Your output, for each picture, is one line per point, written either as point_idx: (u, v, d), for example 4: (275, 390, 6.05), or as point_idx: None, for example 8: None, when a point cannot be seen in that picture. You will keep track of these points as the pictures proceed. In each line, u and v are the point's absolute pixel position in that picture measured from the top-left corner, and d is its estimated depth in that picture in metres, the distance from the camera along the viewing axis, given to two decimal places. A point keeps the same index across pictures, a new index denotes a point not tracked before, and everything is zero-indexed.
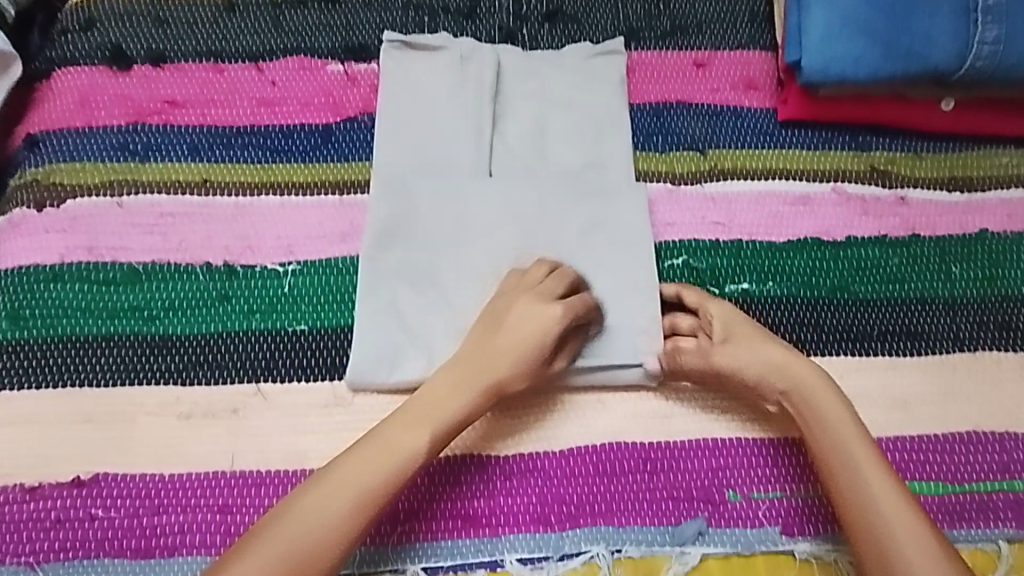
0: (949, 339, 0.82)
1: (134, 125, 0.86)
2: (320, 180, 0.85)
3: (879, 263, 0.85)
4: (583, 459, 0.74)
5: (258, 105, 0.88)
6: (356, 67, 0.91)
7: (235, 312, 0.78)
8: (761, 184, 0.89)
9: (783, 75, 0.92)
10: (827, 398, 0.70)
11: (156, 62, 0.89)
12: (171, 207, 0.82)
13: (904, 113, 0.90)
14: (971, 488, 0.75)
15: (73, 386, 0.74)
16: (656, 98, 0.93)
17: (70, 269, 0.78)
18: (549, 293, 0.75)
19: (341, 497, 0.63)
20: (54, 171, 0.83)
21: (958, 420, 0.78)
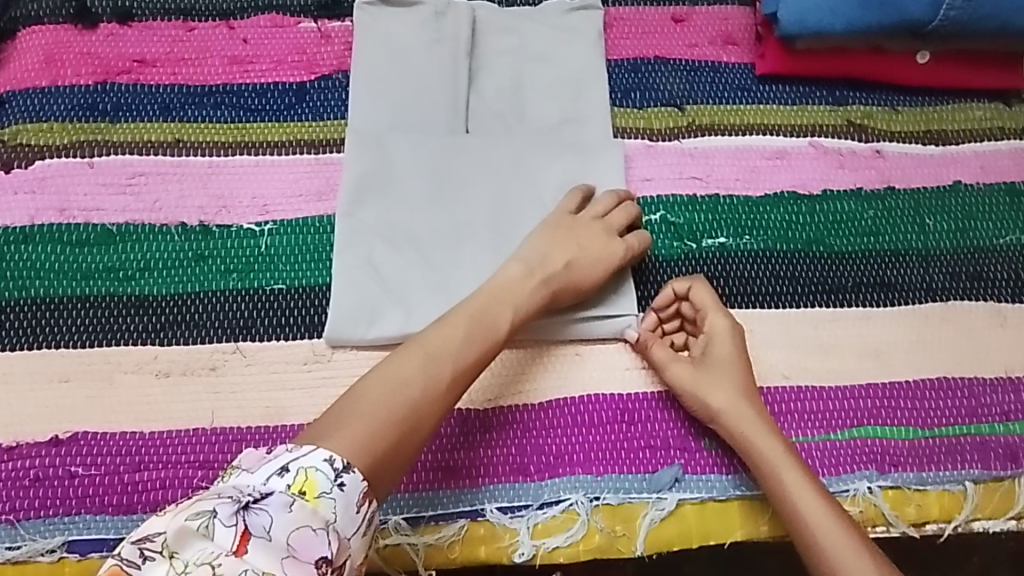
0: (921, 289, 0.83)
1: (102, 84, 0.84)
2: (295, 138, 0.84)
3: (854, 216, 0.86)
4: (562, 411, 0.74)
5: (230, 63, 0.87)
6: (330, 25, 0.90)
7: (211, 272, 0.77)
8: (739, 139, 0.89)
9: (761, 29, 0.91)
10: (755, 427, 0.71)
11: (123, 19, 0.87)
12: (144, 167, 0.81)
13: (881, 67, 0.90)
14: (940, 433, 0.77)
15: (49, 346, 0.73)
16: (634, 54, 0.92)
17: (42, 230, 0.77)
18: (534, 255, 0.75)
19: (404, 401, 0.64)
20: (22, 131, 0.81)
21: (929, 367, 0.80)
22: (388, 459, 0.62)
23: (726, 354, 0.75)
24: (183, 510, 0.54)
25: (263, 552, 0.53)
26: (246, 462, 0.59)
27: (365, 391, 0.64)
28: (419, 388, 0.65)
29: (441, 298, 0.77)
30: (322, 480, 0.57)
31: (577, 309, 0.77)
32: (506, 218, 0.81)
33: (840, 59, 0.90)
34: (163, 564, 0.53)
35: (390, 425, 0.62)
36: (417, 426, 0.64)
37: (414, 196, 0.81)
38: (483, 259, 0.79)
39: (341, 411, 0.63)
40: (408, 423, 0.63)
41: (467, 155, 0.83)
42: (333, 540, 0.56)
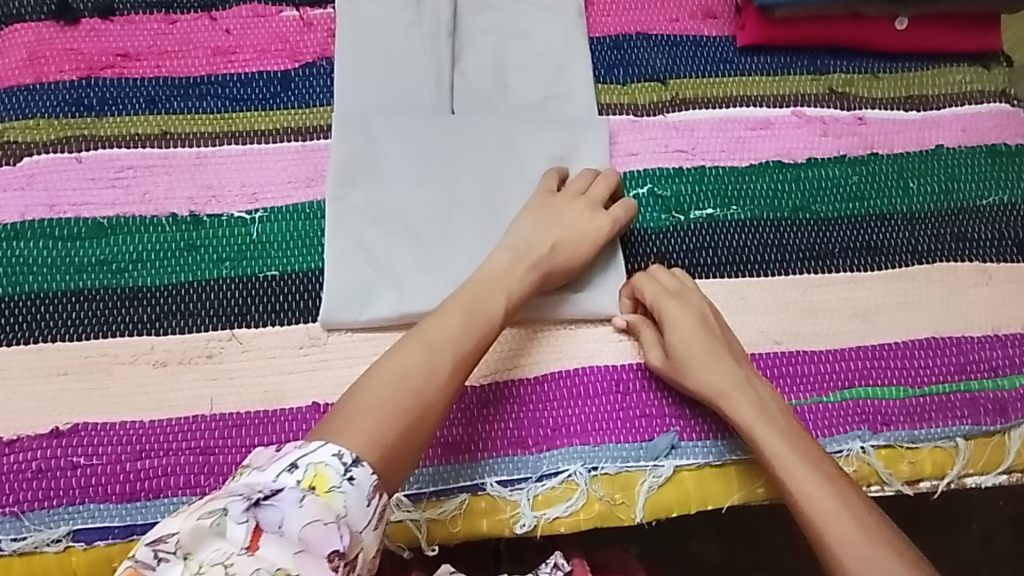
0: (908, 252, 0.84)
1: (86, 79, 0.84)
2: (282, 126, 0.84)
3: (839, 182, 0.87)
4: (557, 383, 0.75)
5: (214, 54, 0.87)
6: (312, 12, 0.90)
7: (204, 261, 0.78)
8: (722, 111, 0.90)
9: (741, 1, 0.92)
10: (755, 413, 0.70)
11: (104, 14, 0.87)
12: (131, 160, 0.81)
13: (861, 33, 0.91)
14: (931, 391, 0.78)
15: (45, 340, 0.73)
16: (616, 30, 0.93)
17: (32, 226, 0.77)
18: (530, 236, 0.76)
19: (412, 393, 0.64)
20: (8, 129, 0.81)
21: (917, 327, 0.81)
22: (399, 452, 0.62)
23: (703, 341, 0.73)
24: (196, 510, 0.53)
25: (277, 546, 0.52)
26: (254, 462, 0.58)
27: (369, 387, 0.64)
28: (423, 379, 0.65)
29: (434, 277, 0.77)
30: (332, 474, 0.57)
31: (570, 285, 0.78)
32: (495, 196, 0.82)
33: (820, 27, 0.90)
34: (178, 564, 0.50)
35: (398, 418, 0.62)
36: (425, 417, 0.64)
37: (403, 179, 0.81)
38: (474, 238, 0.80)
39: (348, 409, 0.62)
40: (417, 415, 0.64)
41: (454, 136, 0.83)
42: (346, 534, 0.55)
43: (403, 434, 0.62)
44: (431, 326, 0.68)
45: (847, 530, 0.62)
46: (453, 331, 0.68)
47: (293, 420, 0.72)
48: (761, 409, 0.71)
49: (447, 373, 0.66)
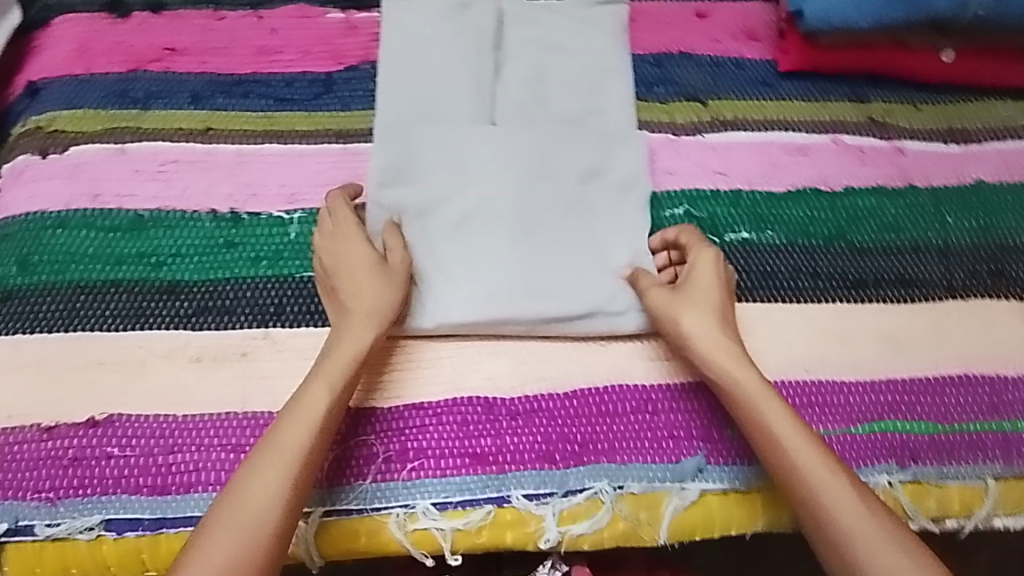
0: (941, 285, 0.84)
1: (133, 72, 0.85)
2: (324, 128, 0.85)
3: (875, 212, 0.87)
4: (586, 400, 0.76)
5: (258, 53, 0.88)
6: (357, 16, 0.91)
7: (242, 259, 0.78)
8: (761, 134, 0.89)
9: (785, 25, 0.92)
10: (765, 397, 0.70)
11: (155, 10, 0.89)
12: (174, 155, 0.82)
13: (905, 63, 0.91)
14: (960, 428, 0.78)
15: (84, 330, 0.74)
16: (657, 48, 0.93)
17: (75, 216, 0.78)
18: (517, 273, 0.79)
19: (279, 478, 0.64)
20: (55, 118, 0.83)
21: (951, 362, 0.81)
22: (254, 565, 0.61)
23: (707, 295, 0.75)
24: None
25: None
26: None
27: (220, 508, 0.63)
28: (275, 485, 0.63)
29: (469, 288, 0.78)
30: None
31: (601, 300, 0.78)
32: (531, 209, 0.82)
33: (864, 55, 0.90)
34: None
35: (251, 534, 0.61)
36: (284, 520, 0.63)
37: (441, 188, 0.82)
38: (509, 250, 0.80)
39: (214, 529, 0.61)
40: (274, 524, 0.62)
41: (493, 146, 0.83)
42: None
43: (256, 548, 0.61)
44: (276, 434, 0.66)
45: (849, 509, 0.65)
46: (299, 432, 0.66)
47: None
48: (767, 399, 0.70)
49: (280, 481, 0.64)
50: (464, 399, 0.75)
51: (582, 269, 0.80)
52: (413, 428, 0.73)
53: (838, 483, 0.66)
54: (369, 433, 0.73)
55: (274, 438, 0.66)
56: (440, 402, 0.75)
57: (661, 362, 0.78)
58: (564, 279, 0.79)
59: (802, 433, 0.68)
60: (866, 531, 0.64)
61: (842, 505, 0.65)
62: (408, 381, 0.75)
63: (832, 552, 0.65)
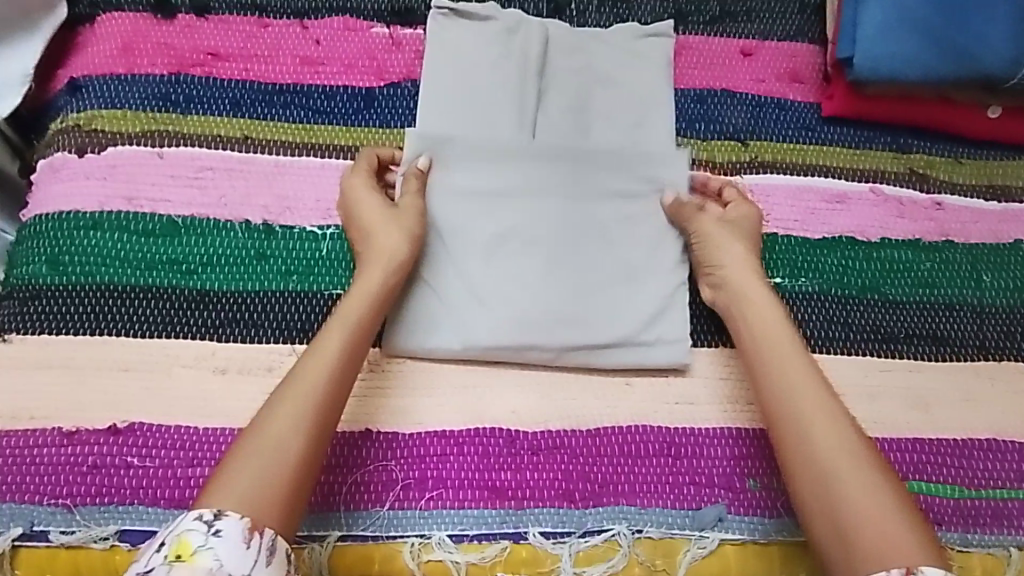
0: (974, 346, 0.83)
1: (175, 75, 0.85)
2: (362, 144, 0.85)
3: (911, 266, 0.86)
4: (609, 439, 0.75)
5: (301, 63, 0.87)
6: (402, 32, 0.90)
7: (272, 272, 0.78)
8: (800, 179, 0.88)
9: (831, 70, 0.91)
10: (788, 355, 0.71)
11: (200, 13, 0.88)
12: (211, 161, 0.81)
13: (949, 117, 0.90)
14: (985, 495, 0.77)
15: (111, 334, 0.74)
16: (700, 84, 0.92)
17: (110, 218, 0.78)
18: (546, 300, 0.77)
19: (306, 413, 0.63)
20: (96, 117, 0.82)
21: (979, 427, 0.80)
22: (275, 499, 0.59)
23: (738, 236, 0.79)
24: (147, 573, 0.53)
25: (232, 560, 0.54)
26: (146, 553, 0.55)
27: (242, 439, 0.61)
28: (298, 418, 0.63)
29: (499, 314, 0.77)
30: (195, 536, 0.54)
31: (630, 334, 0.78)
32: (566, 239, 0.81)
33: (909, 106, 0.89)
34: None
35: (269, 464, 0.60)
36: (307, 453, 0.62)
37: (476, 211, 0.81)
38: (540, 276, 0.79)
39: (232, 463, 0.60)
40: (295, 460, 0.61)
41: (531, 173, 0.83)
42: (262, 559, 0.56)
43: (277, 481, 0.60)
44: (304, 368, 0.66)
45: (853, 471, 0.64)
46: (319, 374, 0.65)
47: (345, 445, 0.73)
48: (792, 355, 0.71)
49: (304, 418, 0.63)
50: (487, 430, 0.74)
51: (615, 305, 0.79)
52: (434, 456, 0.73)
53: (847, 447, 0.65)
54: (390, 459, 0.73)
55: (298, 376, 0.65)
56: (462, 432, 0.74)
57: (687, 406, 0.77)
58: (596, 313, 0.78)
59: (819, 393, 0.68)
60: (864, 499, 0.63)
61: (849, 477, 0.64)
62: (431, 408, 0.75)
63: (826, 515, 0.64)
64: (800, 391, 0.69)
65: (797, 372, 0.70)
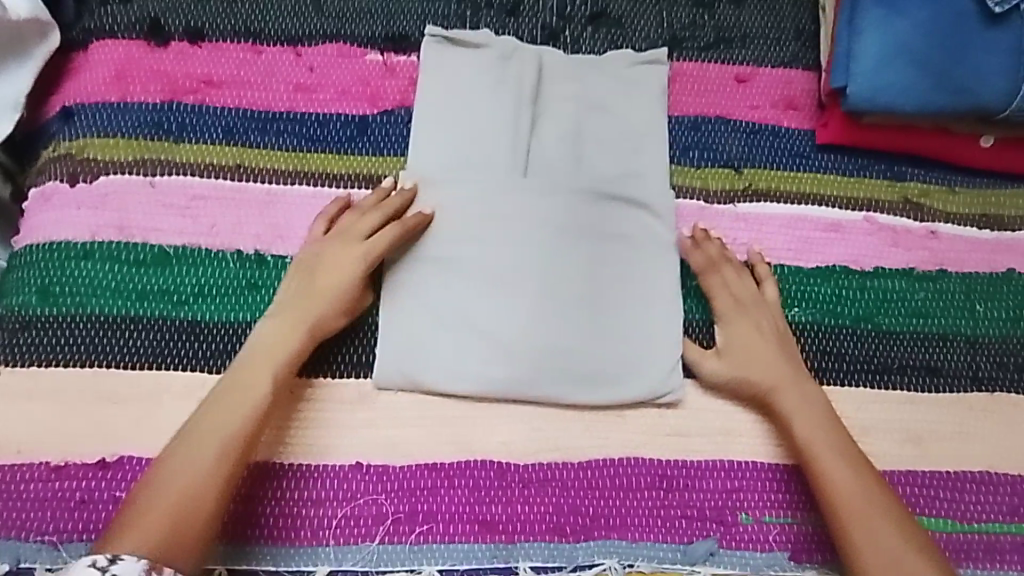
0: (968, 377, 0.83)
1: (169, 103, 0.85)
2: (354, 172, 0.84)
3: (905, 296, 0.86)
4: (601, 472, 0.75)
5: (295, 90, 0.87)
6: (396, 58, 0.90)
7: (264, 302, 0.78)
8: (794, 208, 0.88)
9: (826, 98, 0.91)
10: (807, 415, 0.75)
11: (194, 39, 0.88)
12: (204, 190, 0.81)
13: (943, 145, 0.90)
14: (978, 529, 0.77)
15: (102, 364, 0.74)
16: (695, 111, 0.92)
17: (101, 247, 0.78)
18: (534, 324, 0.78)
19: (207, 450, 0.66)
20: (88, 145, 0.83)
21: (972, 460, 0.79)
22: (186, 537, 0.63)
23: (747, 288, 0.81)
24: None
25: None
26: None
27: (145, 490, 0.65)
28: (204, 467, 0.66)
29: (490, 343, 0.77)
30: None
31: (621, 366, 0.78)
32: (560, 271, 0.80)
33: (903, 136, 0.90)
34: None
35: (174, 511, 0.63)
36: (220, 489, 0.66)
37: (470, 242, 0.81)
38: (531, 303, 0.79)
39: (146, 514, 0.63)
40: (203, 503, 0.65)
41: (526, 203, 0.83)
42: None
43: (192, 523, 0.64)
44: (203, 426, 0.68)
45: (875, 528, 0.69)
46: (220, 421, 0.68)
47: (336, 477, 0.73)
48: (797, 411, 0.75)
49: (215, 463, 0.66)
50: (479, 463, 0.74)
51: (608, 338, 0.79)
52: (423, 490, 0.73)
53: (872, 504, 0.70)
54: (380, 492, 0.72)
55: (201, 435, 0.67)
56: (453, 464, 0.74)
57: (678, 437, 0.77)
58: (589, 345, 0.78)
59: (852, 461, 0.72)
60: (886, 545, 0.68)
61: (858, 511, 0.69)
62: (422, 440, 0.75)
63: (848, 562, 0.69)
64: (832, 464, 0.72)
65: (808, 429, 0.74)
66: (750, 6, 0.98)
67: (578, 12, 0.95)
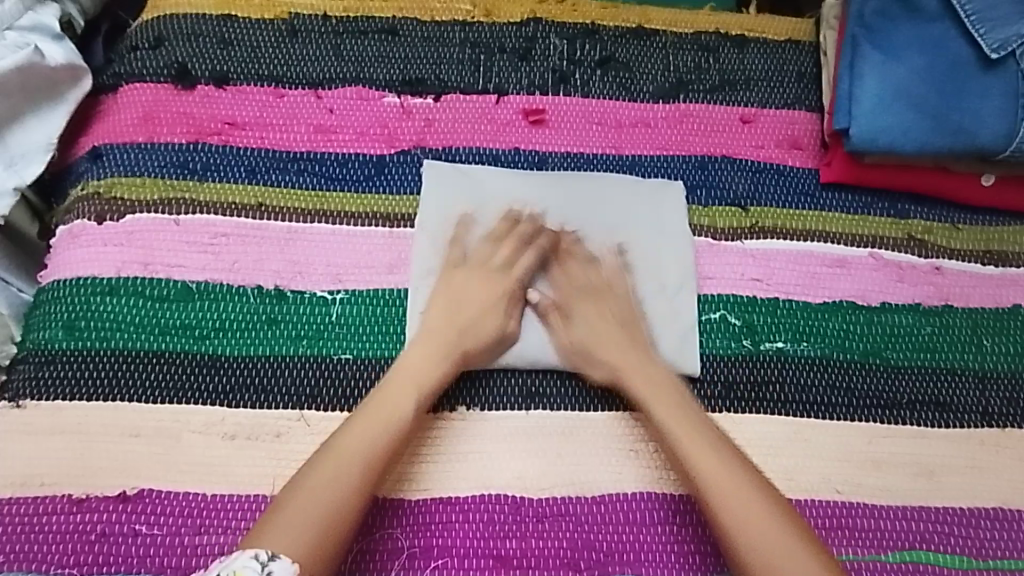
0: (977, 412, 0.83)
1: (194, 144, 0.88)
2: (371, 211, 0.87)
3: (912, 331, 0.87)
4: (615, 507, 0.75)
5: (316, 131, 0.91)
6: (413, 101, 0.94)
7: (284, 337, 0.80)
8: (801, 245, 0.90)
9: (829, 139, 0.94)
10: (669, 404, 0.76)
11: (219, 83, 0.92)
12: (226, 228, 0.84)
13: (944, 183, 0.92)
14: (994, 565, 0.76)
15: (122, 399, 0.75)
16: (702, 151, 0.94)
17: (126, 283, 0.80)
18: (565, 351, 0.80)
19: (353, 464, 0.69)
20: (116, 185, 0.85)
21: (984, 495, 0.80)
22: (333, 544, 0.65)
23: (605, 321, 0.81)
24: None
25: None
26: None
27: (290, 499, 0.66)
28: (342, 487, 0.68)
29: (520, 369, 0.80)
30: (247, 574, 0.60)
31: None
32: (579, 323, 0.81)
33: (904, 175, 0.92)
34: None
35: (326, 512, 0.66)
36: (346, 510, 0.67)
37: (492, 291, 0.82)
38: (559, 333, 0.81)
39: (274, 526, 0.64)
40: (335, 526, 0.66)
41: (547, 261, 0.84)
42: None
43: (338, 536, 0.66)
44: (337, 455, 0.69)
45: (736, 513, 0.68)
46: (370, 439, 0.71)
47: None
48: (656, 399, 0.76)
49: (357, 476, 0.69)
50: (492, 497, 0.75)
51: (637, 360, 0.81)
52: (439, 524, 0.73)
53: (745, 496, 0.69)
54: (396, 526, 0.73)
55: (331, 464, 0.68)
56: (468, 498, 0.75)
57: None
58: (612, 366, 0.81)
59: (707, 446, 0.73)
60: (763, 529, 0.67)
61: (738, 518, 0.68)
62: (437, 474, 0.75)
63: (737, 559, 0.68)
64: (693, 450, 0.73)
65: (672, 420, 0.75)
66: (752, 50, 1.01)
67: (587, 56, 0.98)
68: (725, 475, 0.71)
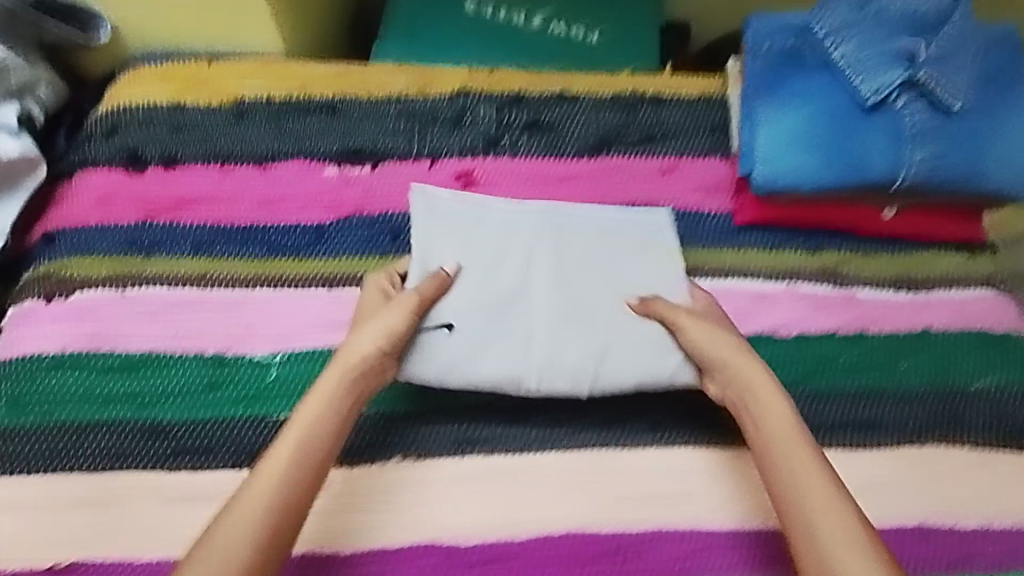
0: (901, 431, 0.86)
1: (143, 222, 0.94)
2: (311, 274, 0.92)
3: (833, 357, 0.91)
4: (550, 546, 0.77)
5: (259, 203, 0.96)
6: (351, 169, 1.00)
7: (225, 399, 0.83)
8: (721, 282, 0.95)
9: (741, 183, 1.01)
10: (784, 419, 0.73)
11: (169, 164, 0.98)
12: (171, 299, 0.88)
13: (850, 217, 0.99)
14: None
15: (64, 470, 0.78)
16: (625, 200, 1.01)
17: (72, 358, 0.83)
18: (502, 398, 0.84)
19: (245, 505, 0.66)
20: (68, 265, 0.90)
21: (912, 512, 0.82)
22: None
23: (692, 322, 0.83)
24: None
25: None
26: None
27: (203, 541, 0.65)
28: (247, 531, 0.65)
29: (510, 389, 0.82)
30: None
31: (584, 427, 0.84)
32: (567, 351, 0.83)
33: (815, 211, 0.98)
34: None
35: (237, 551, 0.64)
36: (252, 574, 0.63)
37: (476, 318, 0.84)
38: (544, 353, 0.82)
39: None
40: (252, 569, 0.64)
41: (520, 287, 0.86)
42: None
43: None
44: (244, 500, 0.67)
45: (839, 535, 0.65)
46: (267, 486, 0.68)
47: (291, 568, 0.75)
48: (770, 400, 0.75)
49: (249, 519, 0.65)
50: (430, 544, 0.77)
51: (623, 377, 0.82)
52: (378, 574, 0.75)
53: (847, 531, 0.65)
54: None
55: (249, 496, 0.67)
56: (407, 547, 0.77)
57: (625, 507, 0.80)
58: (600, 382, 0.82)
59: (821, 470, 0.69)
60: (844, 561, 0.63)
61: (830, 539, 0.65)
62: (377, 525, 0.78)
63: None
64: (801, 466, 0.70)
65: (784, 432, 0.72)
66: (668, 106, 1.10)
67: (514, 120, 1.06)
68: (815, 478, 0.69)
